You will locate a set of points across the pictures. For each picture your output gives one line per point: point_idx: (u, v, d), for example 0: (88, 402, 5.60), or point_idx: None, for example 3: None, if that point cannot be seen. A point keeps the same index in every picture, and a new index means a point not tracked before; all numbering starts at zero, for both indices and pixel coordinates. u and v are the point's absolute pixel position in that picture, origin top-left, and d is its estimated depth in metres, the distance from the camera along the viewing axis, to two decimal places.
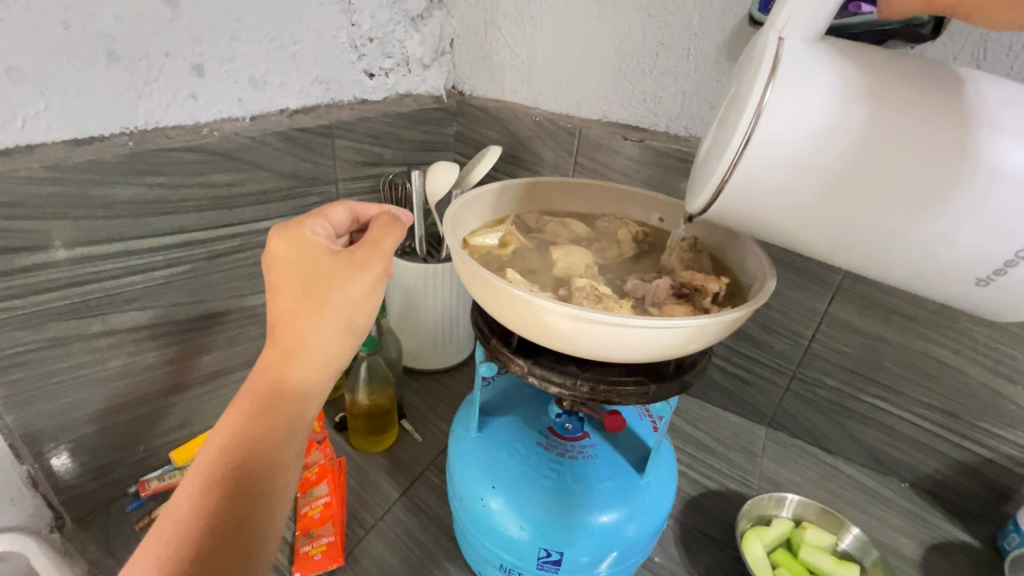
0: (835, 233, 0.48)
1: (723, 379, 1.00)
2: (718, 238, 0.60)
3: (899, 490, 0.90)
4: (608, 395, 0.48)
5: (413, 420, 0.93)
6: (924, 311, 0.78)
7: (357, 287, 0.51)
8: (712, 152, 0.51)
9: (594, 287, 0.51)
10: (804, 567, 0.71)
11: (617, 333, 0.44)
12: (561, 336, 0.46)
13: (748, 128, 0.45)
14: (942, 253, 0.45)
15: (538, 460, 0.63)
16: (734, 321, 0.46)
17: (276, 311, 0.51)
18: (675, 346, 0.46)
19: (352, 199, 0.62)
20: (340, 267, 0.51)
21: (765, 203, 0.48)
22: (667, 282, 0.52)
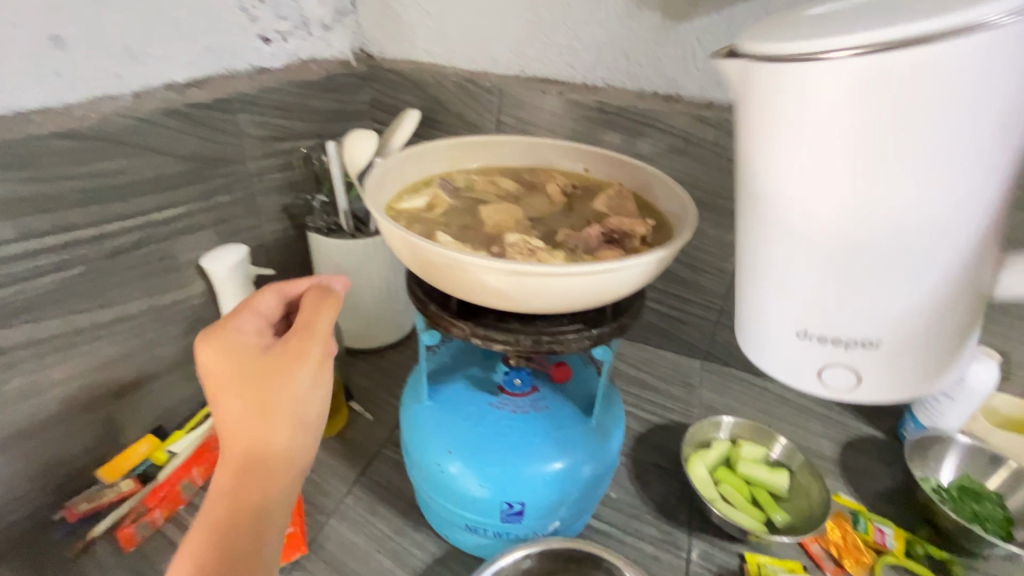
0: (806, 220, 0.45)
1: (659, 320, 1.05)
2: (643, 181, 0.61)
3: (817, 400, 1.00)
4: (552, 345, 0.49)
5: (362, 400, 0.91)
6: None
7: (303, 380, 0.51)
8: (829, 24, 0.42)
9: (526, 242, 0.51)
10: (742, 480, 0.78)
11: (556, 283, 0.45)
12: (499, 294, 0.47)
13: (909, 25, 0.38)
14: (832, 301, 0.47)
15: (492, 420, 0.64)
16: (663, 257, 0.48)
17: (222, 424, 0.50)
18: (611, 289, 0.48)
19: (279, 281, 0.60)
20: (274, 366, 0.51)
21: (812, 111, 0.42)
22: (598, 229, 0.52)
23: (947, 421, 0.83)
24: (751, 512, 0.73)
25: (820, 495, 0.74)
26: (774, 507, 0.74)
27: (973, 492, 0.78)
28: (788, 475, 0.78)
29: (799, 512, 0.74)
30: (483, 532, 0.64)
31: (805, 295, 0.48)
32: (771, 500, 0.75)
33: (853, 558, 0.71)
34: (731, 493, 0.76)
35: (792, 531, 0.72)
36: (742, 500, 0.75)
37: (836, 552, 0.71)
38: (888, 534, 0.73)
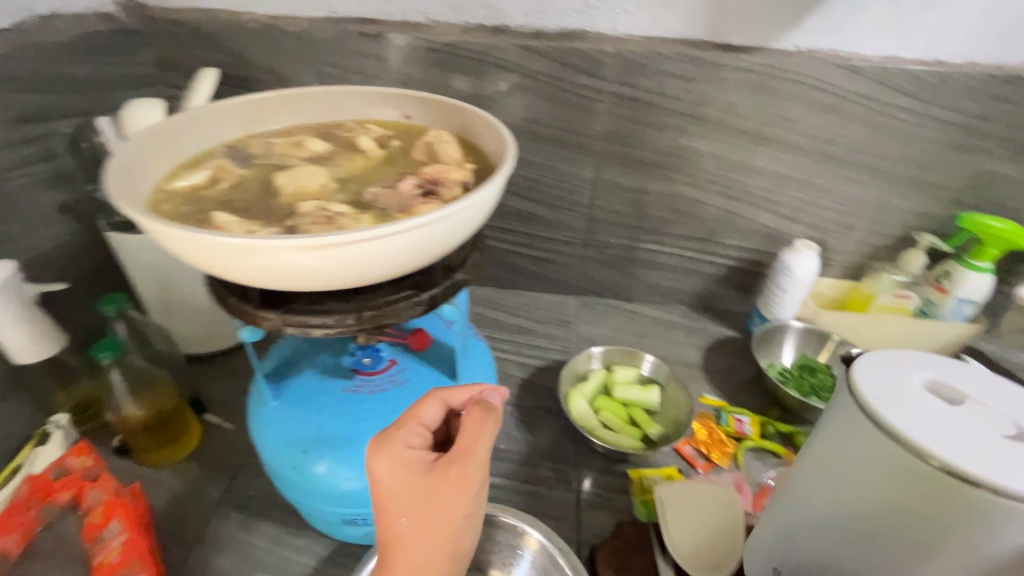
0: (839, 485, 0.45)
1: (530, 264, 1.05)
2: (465, 122, 0.56)
3: (681, 313, 1.06)
4: (381, 320, 0.44)
5: (218, 410, 0.81)
6: (667, 157, 0.89)
7: (464, 511, 0.48)
8: (931, 424, 0.39)
9: (327, 208, 0.44)
10: (619, 403, 0.81)
11: (371, 247, 0.40)
12: (305, 275, 0.40)
13: (995, 470, 0.36)
14: (818, 562, 0.48)
15: (349, 406, 0.58)
16: (485, 200, 0.45)
17: (401, 534, 0.47)
18: (436, 244, 0.44)
19: (441, 387, 0.53)
20: (441, 493, 0.46)
21: (872, 550, 0.44)
22: (411, 181, 0.47)
23: (786, 312, 0.93)
24: (630, 432, 0.77)
25: (687, 402, 0.80)
26: (649, 422, 0.79)
27: (809, 368, 0.89)
28: (659, 389, 0.82)
29: (671, 422, 0.80)
30: (363, 521, 0.60)
31: (830, 459, 0.45)
32: (646, 416, 0.79)
33: (719, 450, 0.77)
34: (610, 419, 0.79)
35: (667, 441, 0.77)
36: (620, 423, 0.78)
37: (705, 449, 0.77)
38: (746, 421, 0.81)
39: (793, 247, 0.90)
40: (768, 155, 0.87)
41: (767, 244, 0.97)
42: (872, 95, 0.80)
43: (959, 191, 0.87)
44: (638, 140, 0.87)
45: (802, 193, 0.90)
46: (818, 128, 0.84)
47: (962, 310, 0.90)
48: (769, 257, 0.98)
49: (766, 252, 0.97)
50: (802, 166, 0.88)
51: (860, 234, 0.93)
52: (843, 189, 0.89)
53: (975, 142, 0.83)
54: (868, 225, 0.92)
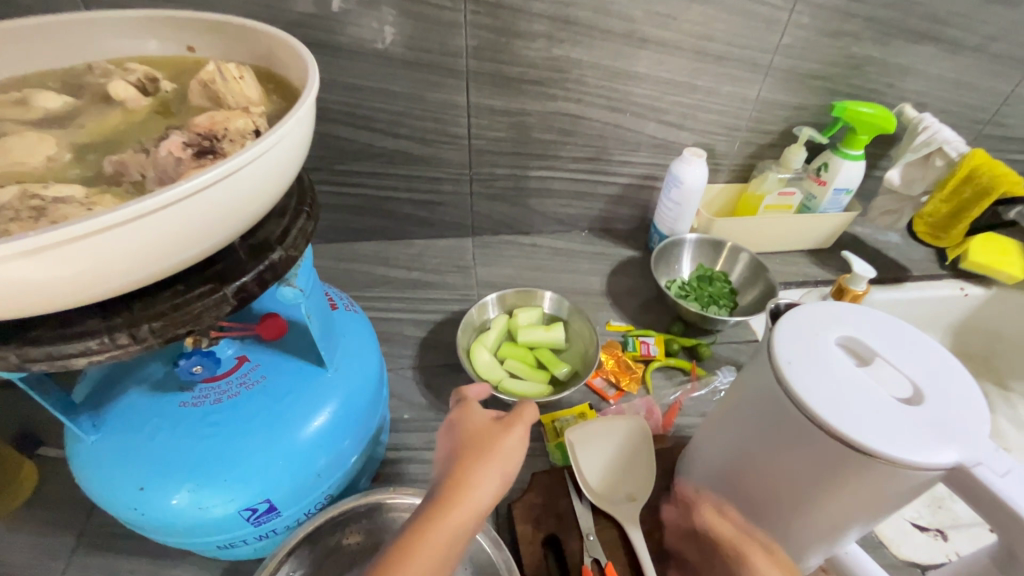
0: (745, 417, 0.49)
1: (415, 209, 0.94)
2: (264, 51, 0.43)
3: (583, 238, 1.02)
4: (168, 331, 0.33)
5: (57, 441, 0.67)
6: (542, 71, 0.79)
7: (489, 471, 0.45)
8: (816, 384, 0.41)
9: (38, 193, 0.30)
10: (524, 348, 0.77)
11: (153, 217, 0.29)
12: (17, 288, 0.28)
13: (857, 429, 0.39)
14: (725, 495, 0.53)
15: (190, 425, 0.48)
16: (286, 144, 0.36)
17: (457, 453, 0.47)
18: (241, 206, 0.35)
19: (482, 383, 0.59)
20: (492, 431, 0.49)
21: (768, 470, 0.47)
22: (178, 139, 0.33)
23: (681, 226, 0.91)
24: (538, 377, 0.74)
25: (590, 334, 0.78)
26: (557, 362, 0.76)
27: (706, 277, 0.89)
28: (562, 326, 0.79)
29: (579, 358, 0.77)
30: (243, 543, 0.52)
31: (746, 396, 0.49)
32: (553, 356, 0.76)
33: (628, 376, 0.76)
34: (517, 367, 0.75)
35: (577, 378, 0.75)
36: (528, 369, 0.75)
37: (614, 378, 0.76)
38: (651, 342, 0.80)
39: (682, 156, 0.87)
40: (648, 59, 0.80)
41: (657, 156, 0.92)
42: None
43: (832, 78, 0.86)
44: (507, 53, 0.77)
45: (686, 97, 0.85)
46: (695, 23, 0.77)
47: (839, 199, 0.93)
48: (661, 169, 0.94)
49: (657, 165, 0.94)
50: (684, 68, 0.82)
51: (745, 134, 0.92)
52: (725, 88, 0.85)
53: (844, 25, 0.80)
54: (751, 124, 0.90)
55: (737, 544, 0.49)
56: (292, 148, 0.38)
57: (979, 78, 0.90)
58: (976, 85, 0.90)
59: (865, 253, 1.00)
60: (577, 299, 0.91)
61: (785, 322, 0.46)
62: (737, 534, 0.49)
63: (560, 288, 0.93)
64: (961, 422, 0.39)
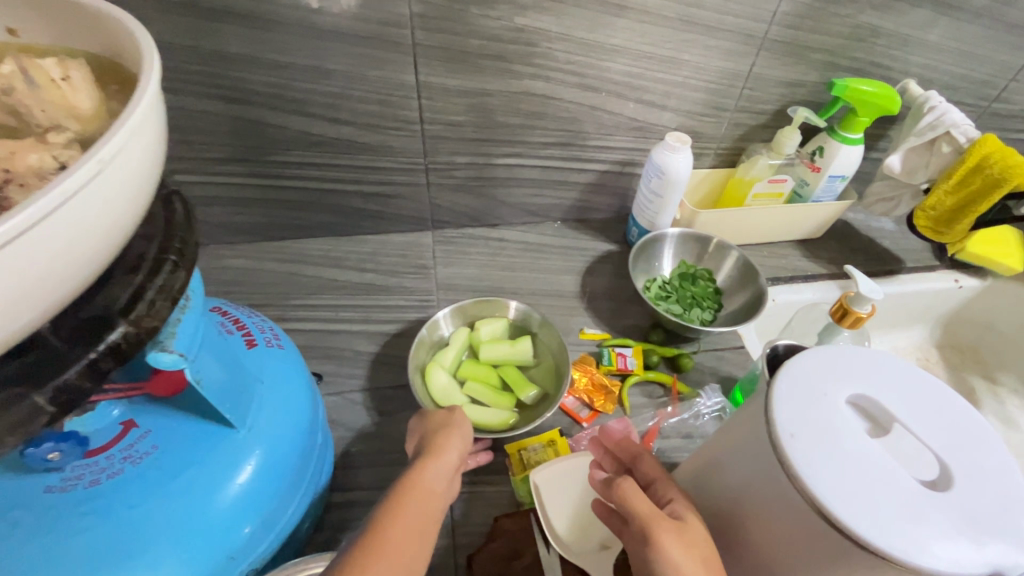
0: (737, 480, 0.41)
1: (365, 203, 0.83)
2: (106, 37, 0.32)
3: (555, 231, 0.92)
4: None
5: None
6: (504, 45, 0.68)
7: (452, 440, 0.51)
8: (825, 463, 0.34)
9: None
10: (487, 368, 0.69)
11: (24, 248, 0.21)
12: None
13: (877, 527, 0.32)
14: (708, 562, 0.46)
15: (55, 516, 0.38)
16: (134, 167, 0.26)
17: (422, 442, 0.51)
18: (116, 232, 0.26)
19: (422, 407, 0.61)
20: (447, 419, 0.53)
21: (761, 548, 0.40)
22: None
23: (663, 219, 0.82)
24: (503, 403, 0.66)
25: (560, 349, 0.70)
26: (523, 384, 0.68)
27: (690, 276, 0.81)
28: (530, 340, 0.70)
29: (548, 376, 0.70)
30: None
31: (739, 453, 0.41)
32: (519, 376, 0.68)
33: (603, 396, 0.69)
34: (479, 391, 0.66)
35: (546, 401, 0.67)
36: (491, 393, 0.67)
37: (588, 399, 0.68)
38: (629, 354, 0.73)
39: (665, 142, 0.77)
40: (627, 29, 0.69)
41: (637, 139, 0.82)
42: None
43: (833, 51, 0.76)
44: (461, 23, 0.65)
45: (670, 73, 0.75)
46: None
47: (834, 186, 0.84)
48: (641, 155, 0.84)
49: (637, 149, 0.83)
50: (668, 40, 0.71)
51: (734, 114, 0.82)
52: (714, 63, 0.75)
53: None
54: (741, 103, 0.80)
55: (646, 513, 0.42)
56: (150, 147, 0.27)
57: (991, 49, 0.80)
58: (988, 58, 0.81)
59: (858, 243, 0.93)
60: (549, 303, 0.82)
61: (788, 371, 0.39)
62: (651, 512, 0.41)
63: (530, 291, 0.84)
64: (997, 514, 0.33)
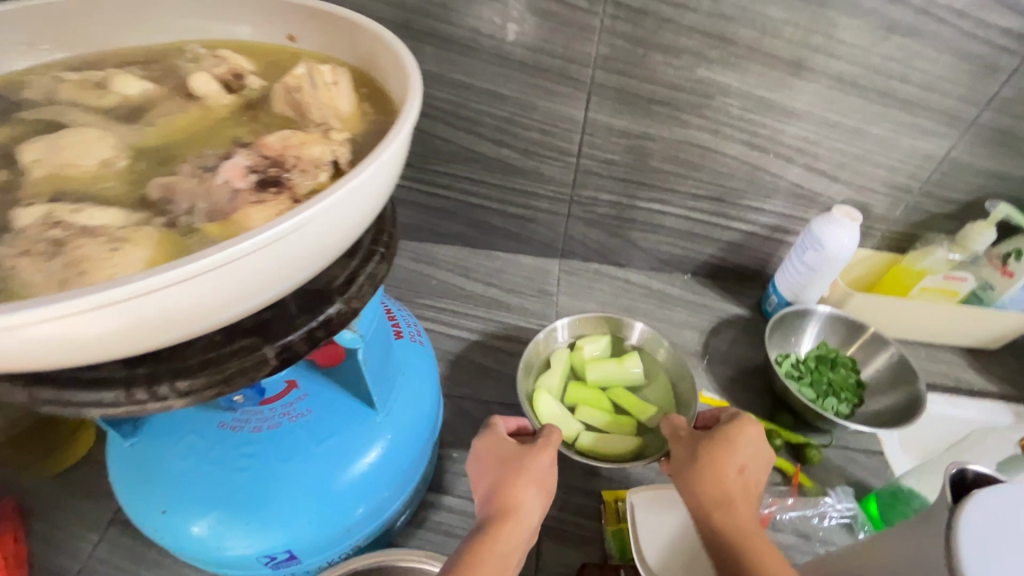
0: None
1: (504, 222, 0.86)
2: (366, 54, 0.36)
3: (683, 284, 0.89)
4: (194, 394, 0.27)
5: None
6: (680, 94, 0.68)
7: (529, 483, 0.47)
8: None
9: (70, 214, 0.25)
10: (596, 391, 0.67)
11: (284, 245, 0.26)
12: (80, 341, 0.23)
13: None
14: None
15: (227, 448, 0.44)
16: (381, 178, 0.30)
17: (489, 478, 0.49)
18: (352, 231, 0.31)
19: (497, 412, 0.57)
20: (519, 455, 0.49)
21: None
22: (241, 163, 0.28)
23: (809, 294, 0.77)
24: (623, 428, 0.63)
25: (676, 368, 0.68)
26: (637, 405, 0.66)
27: (828, 360, 0.73)
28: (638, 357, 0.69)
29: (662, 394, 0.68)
30: None
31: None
32: (633, 399, 0.66)
33: None
34: (592, 416, 0.64)
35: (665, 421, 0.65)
36: (608, 417, 0.64)
37: None
38: None
39: (830, 214, 0.72)
40: (814, 94, 0.66)
41: (796, 206, 0.78)
42: (971, 12, 0.58)
43: None
44: (642, 70, 0.66)
45: (851, 145, 0.70)
46: (887, 58, 0.62)
47: None
48: (796, 223, 0.80)
49: (793, 217, 0.79)
50: (856, 111, 0.67)
51: (914, 198, 0.74)
52: (904, 141, 0.69)
53: None
54: (926, 187, 0.73)
55: (735, 537, 0.43)
56: (395, 166, 0.31)
57: None
58: None
59: None
60: None
61: (977, 497, 0.34)
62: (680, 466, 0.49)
63: None
64: None
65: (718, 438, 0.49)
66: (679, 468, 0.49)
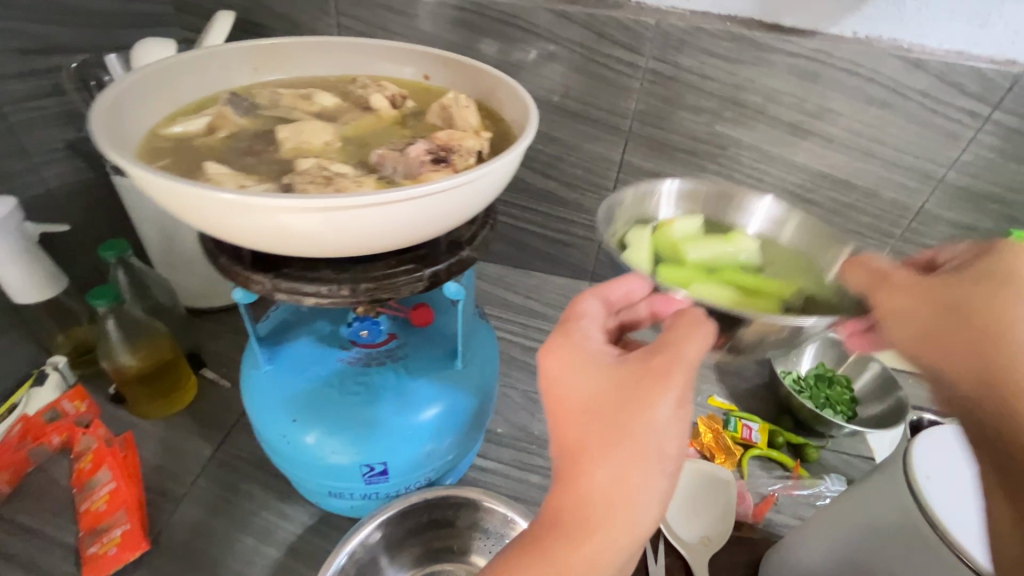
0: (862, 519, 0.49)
1: (545, 245, 1.01)
2: (486, 86, 0.52)
3: None
4: (374, 294, 0.40)
5: (214, 367, 0.79)
6: (699, 144, 0.84)
7: (606, 460, 0.35)
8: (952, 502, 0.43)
9: (326, 168, 0.40)
10: (695, 270, 0.52)
11: (449, 197, 0.38)
12: (320, 239, 0.38)
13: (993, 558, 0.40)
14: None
15: (342, 378, 0.57)
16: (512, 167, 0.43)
17: (579, 428, 0.36)
18: (484, 201, 0.43)
19: (602, 282, 0.44)
20: (624, 390, 0.36)
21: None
22: (423, 146, 0.43)
23: None
24: (752, 304, 0.48)
25: (808, 239, 0.55)
26: (763, 284, 0.51)
27: (827, 378, 0.84)
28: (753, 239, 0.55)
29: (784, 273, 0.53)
30: (349, 497, 0.59)
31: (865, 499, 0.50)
32: (758, 281, 0.51)
33: (724, 455, 0.73)
34: (707, 293, 0.48)
35: (812, 300, 0.48)
36: (730, 297, 0.48)
37: (709, 453, 0.74)
38: (754, 428, 0.77)
39: None
40: (809, 150, 0.81)
41: None
42: (933, 93, 0.74)
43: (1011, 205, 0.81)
44: (671, 125, 0.83)
45: (841, 194, 0.85)
46: (866, 125, 0.78)
47: None
48: None
49: None
50: (844, 166, 0.82)
51: (897, 242, 0.88)
52: (885, 193, 0.83)
53: None
54: (906, 233, 0.87)
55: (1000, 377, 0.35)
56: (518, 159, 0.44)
57: None
58: None
59: None
60: None
61: (925, 433, 0.48)
62: (926, 308, 0.40)
63: None
64: None
65: (980, 289, 0.38)
66: (929, 330, 0.39)
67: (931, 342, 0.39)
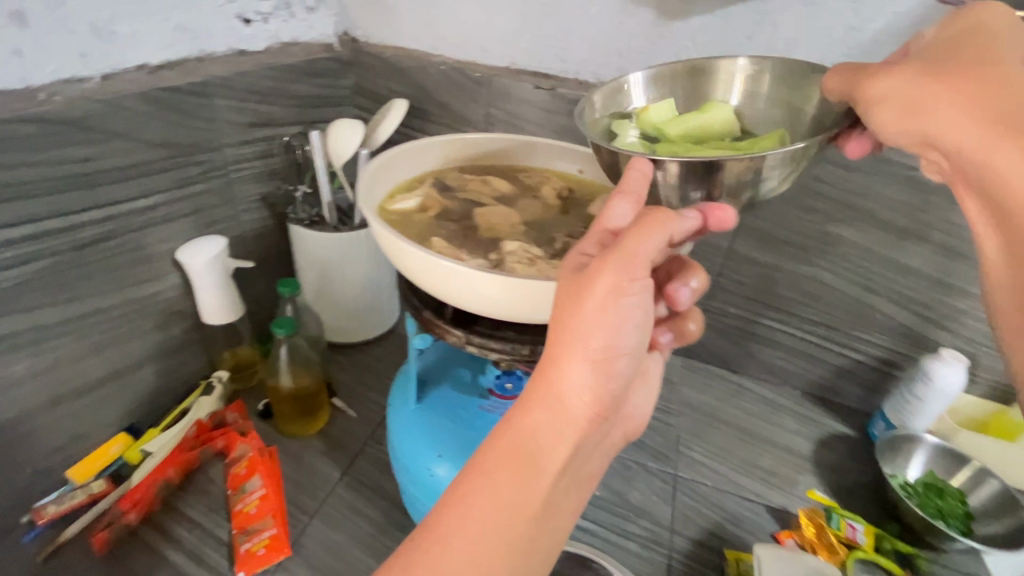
0: None
1: None
2: None
3: (793, 398, 1.01)
4: None
5: (344, 396, 0.88)
6: (808, 240, 0.88)
7: (580, 360, 0.39)
8: None
9: (528, 250, 0.53)
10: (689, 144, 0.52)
11: None
12: (515, 307, 0.46)
13: None
14: None
15: (481, 423, 0.64)
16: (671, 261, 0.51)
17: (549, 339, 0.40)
18: None
19: (622, 179, 0.43)
20: (588, 300, 0.39)
21: None
22: None
23: (916, 424, 0.88)
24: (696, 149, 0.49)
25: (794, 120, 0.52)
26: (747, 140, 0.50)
27: (937, 489, 0.81)
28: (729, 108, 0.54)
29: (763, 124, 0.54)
30: None
31: None
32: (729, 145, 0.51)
33: (828, 552, 0.73)
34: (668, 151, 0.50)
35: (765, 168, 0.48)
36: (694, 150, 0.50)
37: (810, 547, 0.75)
38: (860, 530, 0.76)
39: (938, 355, 0.85)
40: (922, 255, 0.83)
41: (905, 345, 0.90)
42: None
43: None
44: (782, 220, 0.88)
45: (956, 300, 0.85)
46: None
47: None
48: (904, 359, 0.92)
49: (904, 354, 0.91)
50: (962, 273, 0.82)
51: None
52: None
53: None
54: None
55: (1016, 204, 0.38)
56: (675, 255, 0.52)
57: None
58: None
59: None
60: (776, 454, 0.91)
61: None
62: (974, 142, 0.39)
63: (761, 437, 0.94)
64: None
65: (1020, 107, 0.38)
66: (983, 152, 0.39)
67: (962, 109, 0.39)
